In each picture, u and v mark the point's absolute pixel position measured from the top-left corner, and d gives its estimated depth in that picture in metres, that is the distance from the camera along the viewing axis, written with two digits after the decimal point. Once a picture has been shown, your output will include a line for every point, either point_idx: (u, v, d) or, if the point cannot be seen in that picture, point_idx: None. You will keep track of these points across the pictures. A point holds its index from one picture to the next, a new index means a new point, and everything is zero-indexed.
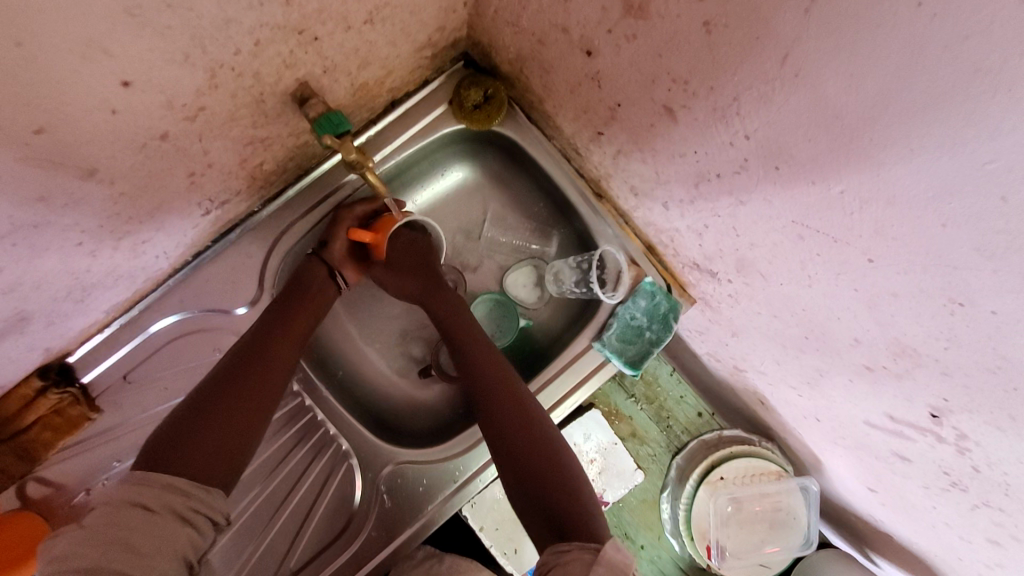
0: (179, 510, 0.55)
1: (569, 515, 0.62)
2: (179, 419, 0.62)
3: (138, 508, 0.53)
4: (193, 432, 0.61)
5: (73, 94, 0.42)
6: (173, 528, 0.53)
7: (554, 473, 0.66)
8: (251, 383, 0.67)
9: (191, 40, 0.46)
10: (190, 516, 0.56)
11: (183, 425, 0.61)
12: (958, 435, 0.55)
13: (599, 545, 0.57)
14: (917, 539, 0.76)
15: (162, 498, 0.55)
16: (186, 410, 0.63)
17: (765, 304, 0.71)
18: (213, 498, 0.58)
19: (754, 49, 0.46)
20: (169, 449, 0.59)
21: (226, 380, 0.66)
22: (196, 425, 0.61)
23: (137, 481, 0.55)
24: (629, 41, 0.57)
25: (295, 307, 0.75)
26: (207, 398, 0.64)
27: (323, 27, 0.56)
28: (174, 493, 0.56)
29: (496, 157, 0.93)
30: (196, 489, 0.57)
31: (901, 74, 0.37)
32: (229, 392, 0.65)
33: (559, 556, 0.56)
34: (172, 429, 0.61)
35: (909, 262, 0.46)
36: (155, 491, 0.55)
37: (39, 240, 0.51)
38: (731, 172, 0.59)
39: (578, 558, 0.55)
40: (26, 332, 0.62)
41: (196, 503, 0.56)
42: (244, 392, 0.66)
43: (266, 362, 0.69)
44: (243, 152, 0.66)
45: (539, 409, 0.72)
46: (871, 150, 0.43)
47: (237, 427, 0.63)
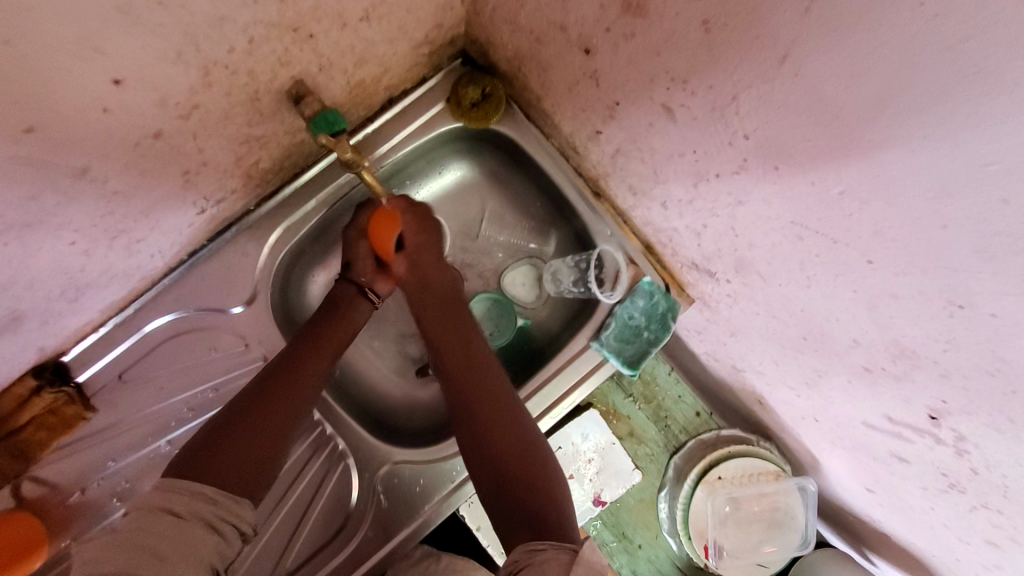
0: (205, 517, 0.54)
1: (543, 517, 0.61)
2: (213, 429, 0.63)
3: (168, 514, 0.53)
4: (223, 440, 0.61)
5: (64, 92, 0.42)
6: (201, 535, 0.52)
7: (532, 474, 0.65)
8: (285, 395, 0.67)
9: (183, 38, 0.45)
10: (218, 525, 0.55)
11: (216, 432, 0.62)
12: (957, 437, 0.55)
13: (575, 546, 0.56)
14: (915, 540, 0.76)
15: (192, 505, 0.54)
16: (219, 417, 0.64)
17: (764, 304, 0.70)
18: (240, 508, 0.57)
19: (753, 48, 0.46)
20: (199, 456, 0.59)
21: (259, 390, 0.67)
22: (227, 433, 0.62)
23: (171, 488, 0.55)
24: (628, 39, 0.57)
25: (327, 322, 0.76)
26: (241, 407, 0.65)
27: (318, 25, 0.56)
28: (202, 501, 0.55)
29: (494, 155, 0.92)
30: (223, 497, 0.56)
31: (901, 74, 0.37)
32: (261, 402, 0.65)
33: (532, 555, 0.55)
34: (205, 436, 0.62)
35: (908, 263, 0.46)
36: (186, 499, 0.54)
37: (31, 239, 0.51)
38: (730, 171, 0.59)
39: (554, 559, 0.54)
40: (19, 332, 0.62)
41: (223, 513, 0.56)
42: (277, 403, 0.66)
43: (299, 373, 0.69)
44: (238, 150, 0.65)
45: (516, 408, 0.71)
46: (871, 151, 0.43)
47: (268, 436, 0.63)
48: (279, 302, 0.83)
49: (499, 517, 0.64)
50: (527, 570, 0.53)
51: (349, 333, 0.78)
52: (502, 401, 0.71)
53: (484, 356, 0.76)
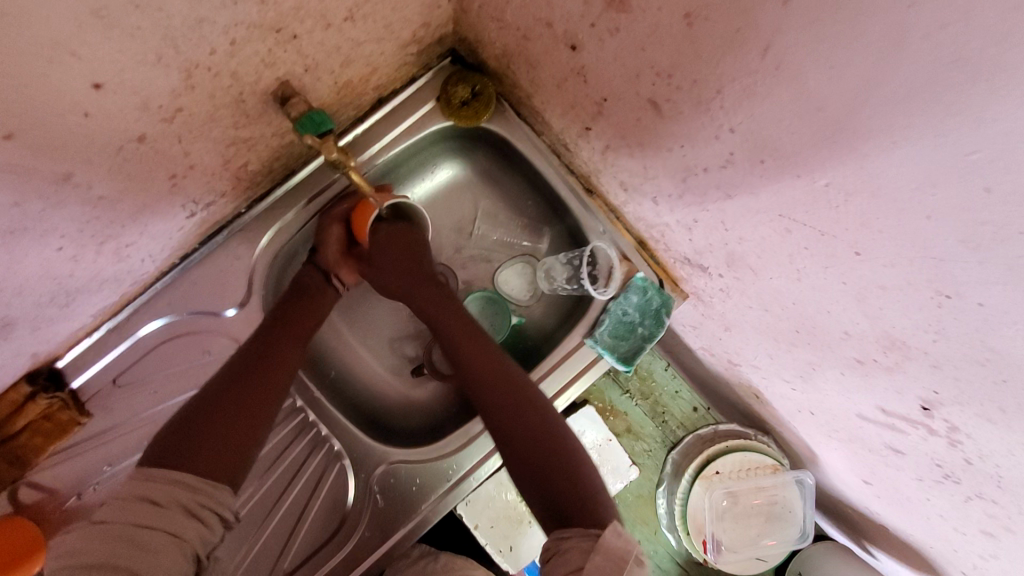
0: (185, 504, 0.54)
1: (566, 497, 0.62)
2: (187, 420, 0.62)
3: (146, 502, 0.53)
4: (200, 428, 0.60)
5: (42, 97, 0.42)
6: (179, 521, 0.52)
7: (555, 452, 0.66)
8: (259, 384, 0.66)
9: (163, 40, 0.45)
10: (197, 511, 0.54)
11: (189, 424, 0.61)
12: (950, 428, 0.55)
13: (600, 529, 0.57)
14: (912, 531, 0.76)
15: (170, 492, 0.54)
16: (193, 409, 0.63)
17: (756, 298, 0.70)
18: (221, 494, 0.57)
19: (735, 42, 0.45)
20: (177, 444, 0.59)
21: (229, 382, 0.66)
22: (203, 421, 0.61)
23: (148, 476, 0.55)
24: (612, 35, 0.57)
25: (297, 313, 0.75)
26: (214, 396, 0.64)
27: (301, 25, 0.55)
28: (182, 488, 0.55)
29: (485, 154, 0.92)
30: (204, 483, 0.56)
31: (882, 65, 0.36)
32: (232, 393, 0.64)
33: (560, 544, 0.58)
34: (179, 429, 0.61)
35: (895, 254, 0.46)
36: (163, 486, 0.54)
37: (18, 246, 0.51)
38: (717, 166, 0.59)
39: (577, 547, 0.56)
40: (10, 338, 0.62)
41: (202, 498, 0.55)
42: (250, 393, 0.65)
43: (270, 363, 0.69)
44: (225, 153, 0.65)
45: (540, 400, 0.71)
46: (854, 142, 0.42)
47: (238, 425, 0.62)
48: (272, 304, 0.83)
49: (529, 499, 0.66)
50: (555, 561, 0.57)
51: (320, 322, 0.78)
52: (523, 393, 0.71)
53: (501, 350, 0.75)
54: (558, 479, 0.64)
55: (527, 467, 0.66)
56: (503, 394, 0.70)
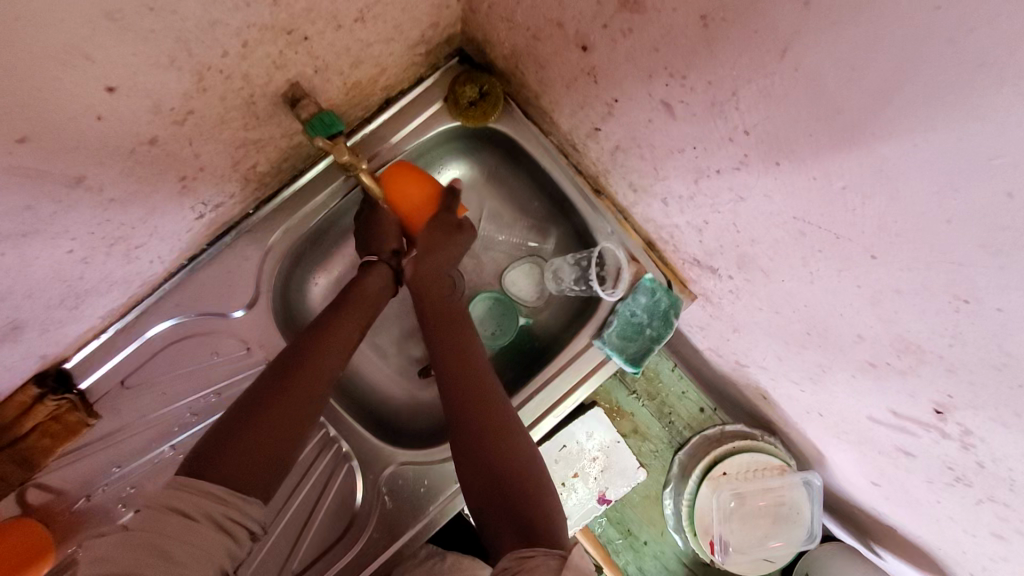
0: (215, 517, 0.53)
1: (532, 523, 0.59)
2: (225, 423, 0.61)
3: (177, 514, 0.51)
4: (233, 438, 0.59)
5: (56, 100, 0.41)
6: (210, 536, 0.51)
7: (520, 481, 0.64)
8: (297, 391, 0.65)
9: (176, 43, 0.45)
10: (226, 526, 0.53)
11: (226, 433, 0.60)
12: (963, 432, 0.54)
13: (564, 552, 0.54)
14: (921, 533, 0.76)
15: (200, 506, 0.53)
16: (233, 414, 0.62)
17: (767, 299, 0.70)
18: (249, 507, 0.56)
19: (753, 45, 0.45)
20: (209, 454, 0.58)
21: (267, 388, 0.64)
22: (240, 430, 0.60)
23: (179, 486, 0.54)
24: (626, 36, 0.56)
25: (340, 309, 0.74)
26: (251, 403, 0.63)
27: (312, 26, 0.55)
28: (211, 500, 0.54)
29: (493, 154, 0.91)
30: (233, 497, 0.55)
31: (904, 68, 0.36)
32: (268, 401, 0.63)
33: (522, 562, 0.53)
34: (216, 436, 0.60)
35: (912, 259, 0.45)
36: (194, 498, 0.53)
37: (29, 249, 0.51)
38: (731, 167, 0.58)
39: (544, 564, 0.52)
40: (20, 340, 0.62)
41: (231, 511, 0.54)
42: (282, 403, 0.63)
43: (308, 369, 0.67)
44: (235, 154, 0.65)
45: (516, 424, 0.69)
46: (872, 145, 0.42)
47: (274, 432, 0.61)
48: (280, 305, 0.82)
49: (491, 522, 0.63)
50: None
51: (370, 315, 0.76)
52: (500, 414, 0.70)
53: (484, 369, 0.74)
54: (526, 504, 0.62)
55: (494, 490, 0.64)
56: (481, 415, 0.69)
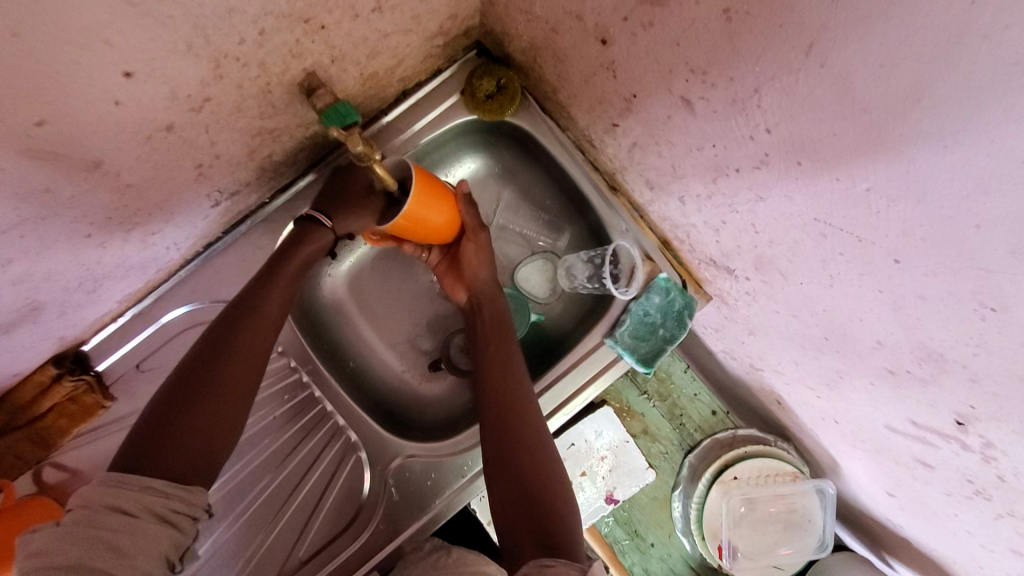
0: (158, 511, 0.52)
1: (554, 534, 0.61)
2: (163, 406, 0.59)
3: (118, 511, 0.50)
4: (169, 430, 0.58)
5: (75, 85, 0.42)
6: (154, 529, 0.51)
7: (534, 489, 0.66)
8: (228, 380, 0.62)
9: (194, 30, 0.45)
10: (170, 517, 0.53)
11: (160, 423, 0.58)
12: (984, 444, 0.53)
13: (585, 566, 0.55)
14: (935, 545, 0.74)
15: (141, 501, 0.52)
16: (160, 401, 0.60)
17: (784, 303, 0.68)
18: (194, 497, 0.56)
19: (778, 40, 0.44)
20: (145, 448, 0.56)
21: (198, 374, 0.61)
22: (174, 423, 0.58)
23: (118, 482, 0.52)
24: (646, 29, 0.55)
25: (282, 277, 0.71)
26: (181, 390, 0.60)
27: (330, 16, 0.55)
28: (154, 493, 0.53)
29: (508, 148, 0.91)
30: (175, 489, 0.54)
31: (938, 64, 0.34)
32: (202, 389, 0.61)
33: (542, 569, 0.54)
34: (148, 425, 0.58)
35: (938, 264, 0.44)
36: (134, 493, 0.52)
37: (47, 231, 0.51)
38: (751, 167, 0.57)
39: (564, 574, 0.53)
40: (38, 322, 0.63)
41: (175, 503, 0.54)
42: (217, 397, 0.61)
43: (239, 354, 0.64)
44: (251, 143, 0.65)
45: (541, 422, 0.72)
46: (900, 146, 0.40)
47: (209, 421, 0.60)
48: None
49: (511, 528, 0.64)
50: None
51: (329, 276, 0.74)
52: (521, 410, 0.72)
53: (521, 380, 0.75)
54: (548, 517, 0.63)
55: (513, 500, 0.66)
56: (501, 423, 0.71)
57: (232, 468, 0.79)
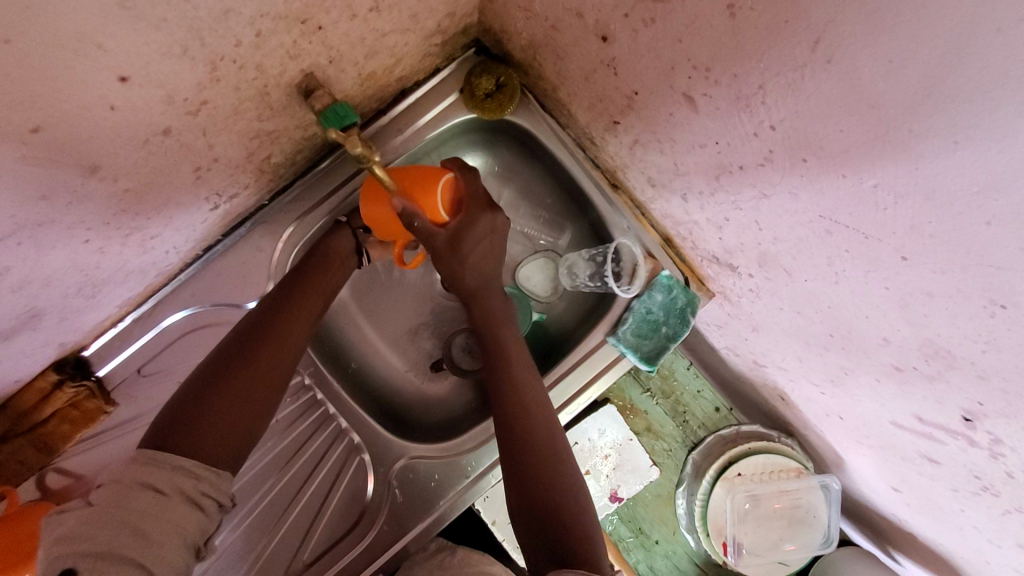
0: (187, 493, 0.52)
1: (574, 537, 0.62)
2: (196, 390, 0.59)
3: (149, 490, 0.50)
4: (201, 411, 0.57)
5: (69, 91, 0.41)
6: (180, 514, 0.50)
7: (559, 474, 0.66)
8: (265, 364, 0.62)
9: (189, 33, 0.45)
10: (199, 500, 0.52)
11: (193, 402, 0.57)
12: (992, 441, 0.52)
13: None
14: (941, 539, 0.74)
15: (173, 481, 0.51)
16: (192, 387, 0.59)
17: (788, 299, 0.68)
18: (222, 482, 0.54)
19: (783, 35, 0.43)
20: (177, 425, 0.56)
21: (235, 358, 0.62)
22: (207, 403, 0.58)
23: (150, 461, 0.52)
24: (648, 25, 0.55)
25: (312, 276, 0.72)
26: (217, 370, 0.60)
27: (327, 16, 0.54)
28: (183, 474, 0.52)
29: (508, 146, 0.90)
30: (206, 471, 0.53)
31: (948, 59, 0.34)
32: (238, 372, 0.61)
33: None
34: (182, 404, 0.58)
35: (945, 261, 0.44)
36: (166, 473, 0.51)
37: (45, 238, 0.51)
38: (754, 163, 0.56)
39: None
40: (38, 328, 0.63)
41: (205, 485, 0.53)
42: (253, 382, 0.61)
43: (274, 343, 0.64)
44: (250, 145, 0.64)
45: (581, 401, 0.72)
46: (908, 143, 0.40)
47: (245, 406, 0.59)
48: None
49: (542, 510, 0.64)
50: None
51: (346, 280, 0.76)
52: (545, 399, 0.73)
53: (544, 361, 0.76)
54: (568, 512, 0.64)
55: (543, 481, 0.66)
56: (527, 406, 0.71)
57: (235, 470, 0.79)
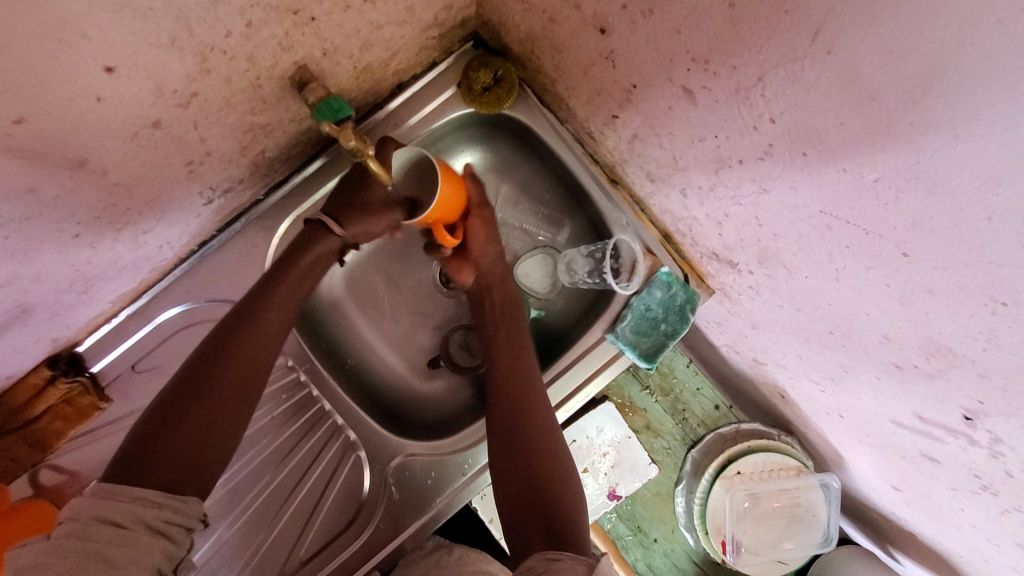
0: (150, 522, 0.51)
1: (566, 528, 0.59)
2: (161, 416, 0.58)
3: (109, 524, 0.49)
4: (163, 439, 0.56)
5: (53, 82, 0.40)
6: (147, 541, 0.49)
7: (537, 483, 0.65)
8: (228, 382, 0.61)
9: (177, 22, 0.44)
10: (163, 529, 0.52)
11: (157, 429, 0.57)
12: (993, 440, 0.51)
13: (594, 559, 0.53)
14: (940, 538, 0.73)
15: (133, 512, 0.51)
16: (158, 411, 0.59)
17: (788, 296, 0.67)
18: (188, 506, 0.54)
19: (783, 26, 0.42)
20: (141, 453, 0.55)
21: (197, 379, 0.61)
22: (169, 430, 0.57)
23: (109, 493, 0.51)
24: (646, 17, 0.54)
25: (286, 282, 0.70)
26: (182, 393, 0.60)
27: (320, 7, 0.53)
28: (145, 504, 0.51)
29: (506, 141, 0.89)
30: (169, 498, 0.53)
31: (950, 50, 0.33)
32: (202, 395, 0.60)
33: (547, 563, 0.53)
34: (144, 431, 0.57)
35: (947, 258, 0.43)
36: (126, 505, 0.50)
37: (34, 232, 0.50)
38: (754, 158, 0.55)
39: (572, 567, 0.51)
40: (29, 324, 0.62)
41: (168, 514, 0.52)
42: (219, 405, 0.60)
43: (240, 358, 0.63)
44: (243, 139, 0.64)
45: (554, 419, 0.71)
46: (910, 136, 0.39)
47: (208, 428, 0.59)
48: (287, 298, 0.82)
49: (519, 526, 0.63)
50: None
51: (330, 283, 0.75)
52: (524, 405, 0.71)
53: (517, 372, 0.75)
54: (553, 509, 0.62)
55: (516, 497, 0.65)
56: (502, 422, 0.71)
57: (231, 468, 0.78)
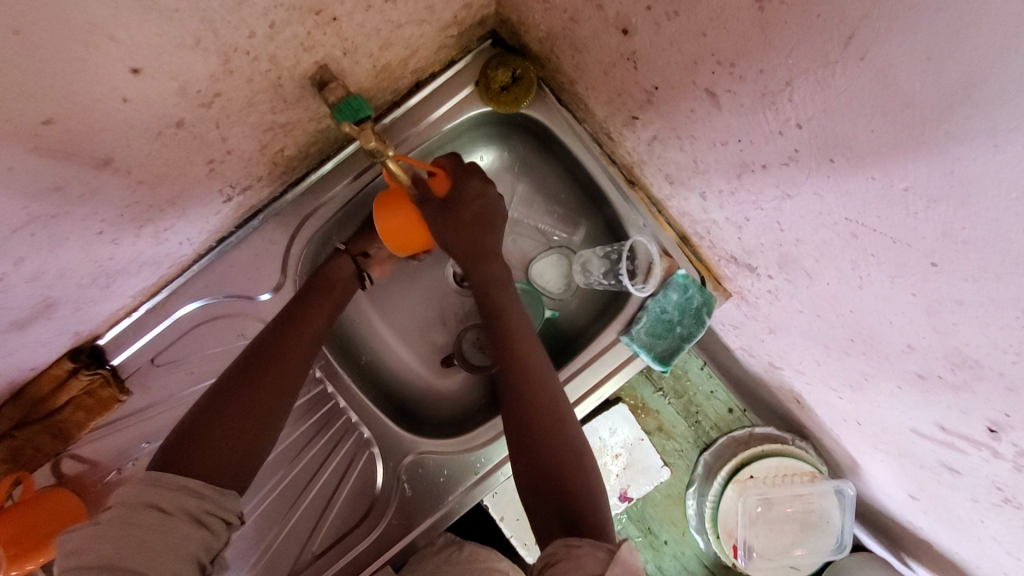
0: (193, 512, 0.52)
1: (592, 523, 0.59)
2: (199, 412, 0.60)
3: (154, 510, 0.50)
4: (204, 433, 0.58)
5: (81, 82, 0.41)
6: (186, 530, 0.50)
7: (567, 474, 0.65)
8: (265, 381, 0.63)
9: (201, 23, 0.44)
10: (205, 519, 0.53)
11: (198, 422, 0.58)
12: (1018, 454, 0.50)
13: (614, 547, 0.54)
14: (958, 549, 0.72)
15: (175, 500, 0.52)
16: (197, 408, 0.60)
17: (808, 302, 0.66)
18: (226, 499, 0.55)
19: (815, 30, 0.41)
20: (183, 445, 0.56)
21: (237, 380, 0.62)
22: (208, 424, 0.58)
23: (155, 482, 0.52)
24: (671, 18, 0.53)
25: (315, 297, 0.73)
26: (222, 391, 0.61)
27: (341, 7, 0.53)
28: (188, 494, 0.53)
29: (523, 140, 0.89)
30: (211, 490, 0.54)
31: (990, 59, 0.32)
32: (239, 391, 0.61)
33: (569, 550, 0.54)
34: (186, 429, 0.59)
35: (979, 269, 0.42)
36: (168, 492, 0.52)
37: (59, 229, 0.51)
38: (778, 163, 0.55)
39: (590, 554, 0.53)
40: (53, 318, 0.63)
41: (209, 505, 0.53)
42: (252, 396, 0.61)
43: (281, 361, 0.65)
44: (263, 137, 0.64)
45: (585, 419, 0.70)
46: (943, 145, 0.38)
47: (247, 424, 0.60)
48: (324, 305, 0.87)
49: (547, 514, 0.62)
50: (562, 562, 0.53)
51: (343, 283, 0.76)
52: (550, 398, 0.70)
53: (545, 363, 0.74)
54: (580, 504, 0.62)
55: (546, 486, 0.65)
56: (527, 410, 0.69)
57: None
